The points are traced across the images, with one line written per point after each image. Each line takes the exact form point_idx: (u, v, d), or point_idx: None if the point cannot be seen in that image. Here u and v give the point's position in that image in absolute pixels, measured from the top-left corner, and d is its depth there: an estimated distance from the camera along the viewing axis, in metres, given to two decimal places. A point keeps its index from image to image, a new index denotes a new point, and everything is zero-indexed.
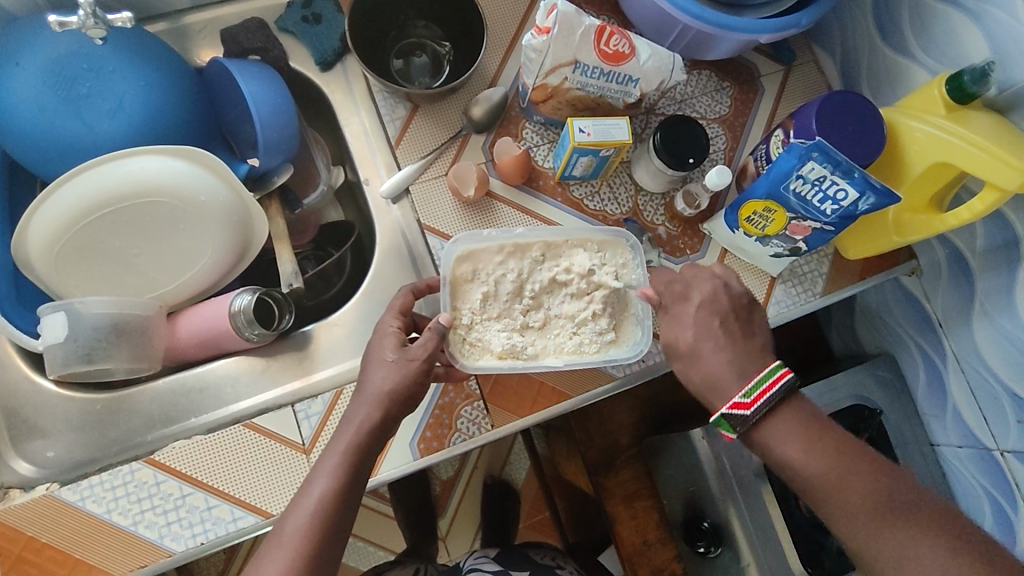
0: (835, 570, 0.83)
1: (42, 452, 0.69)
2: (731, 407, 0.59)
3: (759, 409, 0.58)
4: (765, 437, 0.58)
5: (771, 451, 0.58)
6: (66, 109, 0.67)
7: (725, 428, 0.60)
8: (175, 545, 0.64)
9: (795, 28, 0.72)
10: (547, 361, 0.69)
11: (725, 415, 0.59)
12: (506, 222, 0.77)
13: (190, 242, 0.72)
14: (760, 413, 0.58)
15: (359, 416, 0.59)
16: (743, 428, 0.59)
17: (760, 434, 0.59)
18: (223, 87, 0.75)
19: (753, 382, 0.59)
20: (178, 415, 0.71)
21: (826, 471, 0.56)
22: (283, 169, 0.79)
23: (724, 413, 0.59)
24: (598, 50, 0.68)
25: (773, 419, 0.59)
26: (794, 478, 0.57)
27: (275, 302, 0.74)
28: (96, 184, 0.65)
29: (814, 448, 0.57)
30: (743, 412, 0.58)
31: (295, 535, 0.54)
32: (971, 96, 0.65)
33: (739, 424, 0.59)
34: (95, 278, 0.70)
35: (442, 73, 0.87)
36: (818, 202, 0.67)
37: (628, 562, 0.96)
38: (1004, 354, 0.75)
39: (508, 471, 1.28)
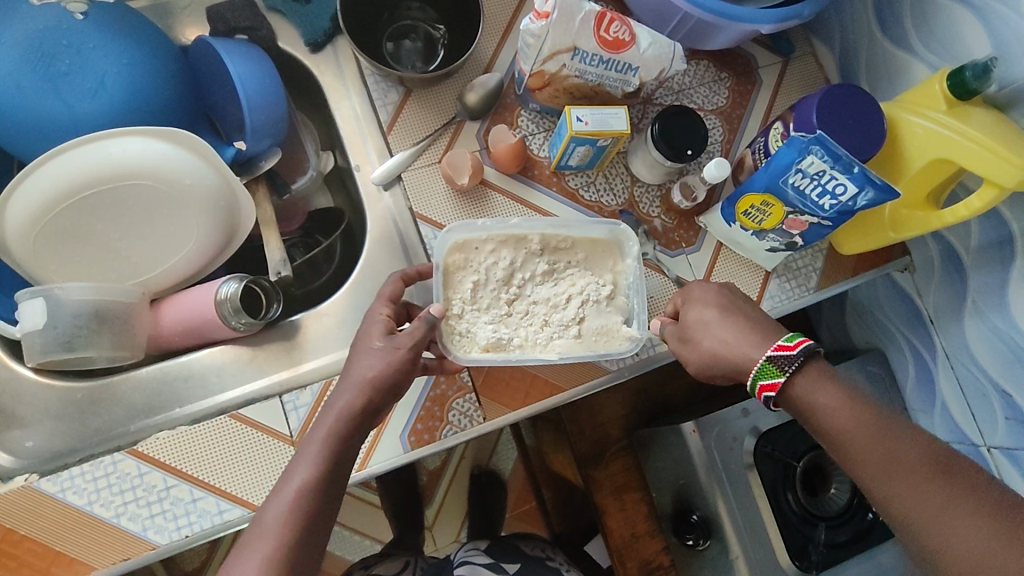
0: (823, 563, 0.84)
1: (20, 442, 0.67)
2: (775, 349, 0.57)
3: (805, 351, 0.56)
4: (804, 391, 0.56)
5: (809, 406, 0.56)
6: (44, 86, 0.64)
7: (769, 376, 0.57)
8: (159, 538, 0.63)
9: (796, 18, 0.71)
10: (541, 355, 0.66)
11: (771, 358, 0.57)
12: (501, 211, 0.75)
13: (176, 228, 0.70)
14: (809, 356, 0.56)
15: (341, 402, 0.57)
16: (790, 370, 0.56)
17: (800, 386, 0.56)
18: (209, 68, 0.72)
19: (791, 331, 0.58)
20: (161, 405, 0.69)
21: (863, 428, 0.53)
22: (271, 153, 0.76)
23: (770, 354, 0.57)
24: (598, 37, 0.67)
25: (814, 373, 0.56)
26: (830, 434, 0.55)
27: (263, 291, 0.73)
28: (77, 165, 0.63)
29: (854, 404, 0.54)
30: (789, 351, 0.56)
31: (274, 525, 0.52)
32: (972, 92, 0.64)
33: (785, 366, 0.56)
34: (74, 263, 0.68)
35: (434, 57, 0.84)
36: (816, 196, 0.66)
37: (617, 553, 0.96)
38: (994, 351, 0.75)
39: (495, 461, 1.27)
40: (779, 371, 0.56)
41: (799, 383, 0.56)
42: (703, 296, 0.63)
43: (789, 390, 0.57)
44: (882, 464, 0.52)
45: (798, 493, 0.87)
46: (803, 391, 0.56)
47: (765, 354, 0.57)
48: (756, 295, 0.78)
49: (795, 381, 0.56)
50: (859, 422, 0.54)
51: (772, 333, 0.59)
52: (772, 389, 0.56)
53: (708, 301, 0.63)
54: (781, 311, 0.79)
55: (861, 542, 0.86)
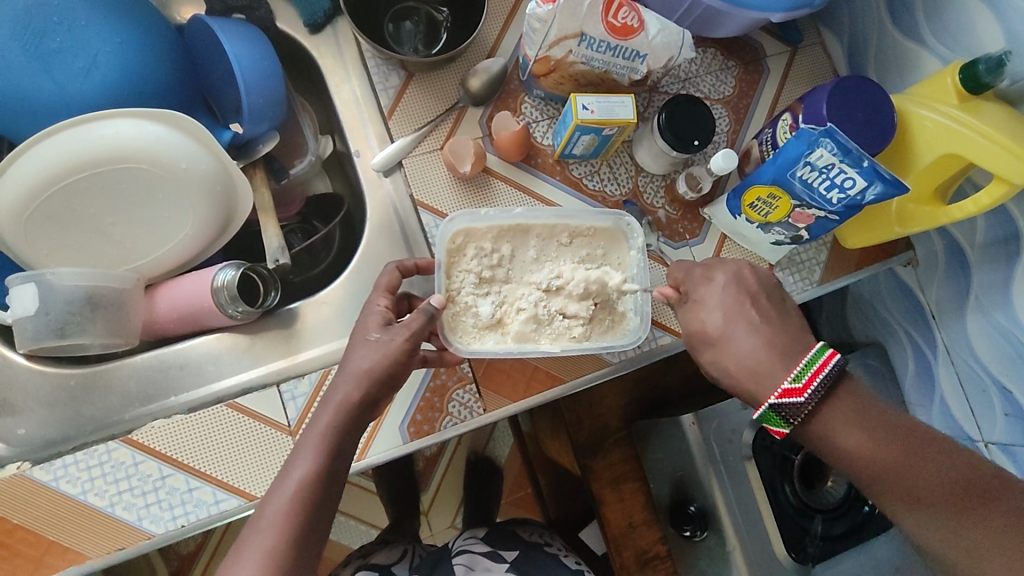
0: (818, 556, 0.85)
1: (12, 430, 0.66)
2: (781, 396, 0.55)
3: (815, 394, 0.54)
4: (823, 430, 0.55)
5: (825, 444, 0.55)
6: (35, 65, 0.62)
7: (774, 423, 0.56)
8: (153, 528, 0.62)
9: (807, 7, 0.69)
10: (542, 347, 0.66)
11: (775, 406, 0.55)
12: (504, 200, 0.74)
13: (169, 213, 0.68)
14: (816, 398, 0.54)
15: (339, 395, 0.56)
16: (799, 417, 0.55)
17: (816, 428, 0.55)
18: (205, 47, 0.70)
19: (804, 362, 0.55)
20: (157, 393, 0.68)
21: (891, 459, 0.52)
22: (269, 137, 0.74)
23: (774, 405, 0.55)
24: (606, 22, 0.65)
25: (834, 406, 0.55)
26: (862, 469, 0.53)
27: (259, 278, 0.71)
28: (68, 148, 0.61)
29: (879, 438, 0.53)
30: (795, 399, 0.54)
31: (273, 519, 0.51)
32: (984, 86, 0.63)
33: (792, 415, 0.55)
34: (65, 247, 0.66)
35: (437, 40, 0.82)
36: (824, 189, 0.65)
37: (614, 543, 0.95)
38: (996, 348, 0.75)
39: (491, 448, 1.27)
40: (783, 420, 0.55)
41: (820, 416, 0.55)
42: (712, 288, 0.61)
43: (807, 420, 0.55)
44: (907, 496, 0.51)
45: (795, 484, 0.87)
46: (820, 428, 0.55)
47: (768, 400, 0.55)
48: None
49: (821, 412, 0.55)
50: (885, 457, 0.52)
51: (778, 327, 0.58)
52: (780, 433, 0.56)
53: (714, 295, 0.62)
54: None
55: (858, 535, 0.86)
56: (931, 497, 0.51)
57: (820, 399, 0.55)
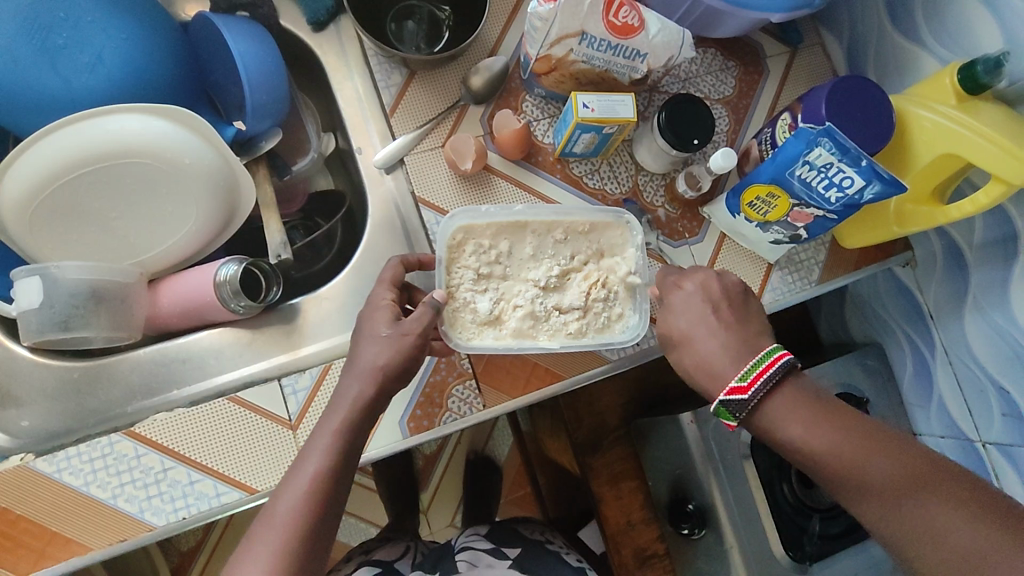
0: (815, 554, 0.85)
1: (16, 421, 0.66)
2: (727, 393, 0.56)
3: (759, 391, 0.55)
4: (771, 421, 0.55)
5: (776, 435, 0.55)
6: (42, 60, 0.62)
7: (726, 417, 0.58)
8: (155, 520, 0.63)
9: (807, 7, 0.70)
10: (542, 343, 0.66)
11: (724, 402, 0.57)
12: (504, 197, 0.75)
13: (173, 207, 0.68)
14: (760, 396, 0.55)
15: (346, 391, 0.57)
16: (743, 413, 0.56)
17: (763, 418, 0.56)
18: (209, 44, 0.71)
19: (751, 363, 0.56)
20: (159, 386, 0.69)
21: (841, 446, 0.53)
22: (272, 134, 0.75)
23: (723, 401, 0.56)
24: (606, 22, 0.65)
25: (774, 396, 0.56)
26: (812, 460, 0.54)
27: (263, 273, 0.72)
28: (73, 142, 0.62)
29: (825, 426, 0.54)
30: (742, 396, 0.56)
31: (286, 517, 0.52)
32: (982, 86, 0.64)
33: (738, 410, 0.56)
34: (70, 240, 0.67)
35: (439, 39, 0.83)
36: (822, 188, 0.65)
37: (612, 540, 0.97)
38: (994, 348, 0.75)
39: (491, 446, 1.28)
40: (732, 415, 0.57)
41: (762, 408, 0.56)
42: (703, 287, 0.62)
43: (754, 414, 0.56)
44: (866, 482, 0.52)
45: (793, 484, 0.87)
46: (766, 419, 0.56)
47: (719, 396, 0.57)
48: (757, 287, 0.78)
49: (759, 404, 0.56)
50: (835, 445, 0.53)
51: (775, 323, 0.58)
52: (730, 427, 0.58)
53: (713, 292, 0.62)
54: (783, 303, 0.79)
55: (857, 534, 0.87)
56: (888, 486, 0.51)
57: (764, 394, 0.55)
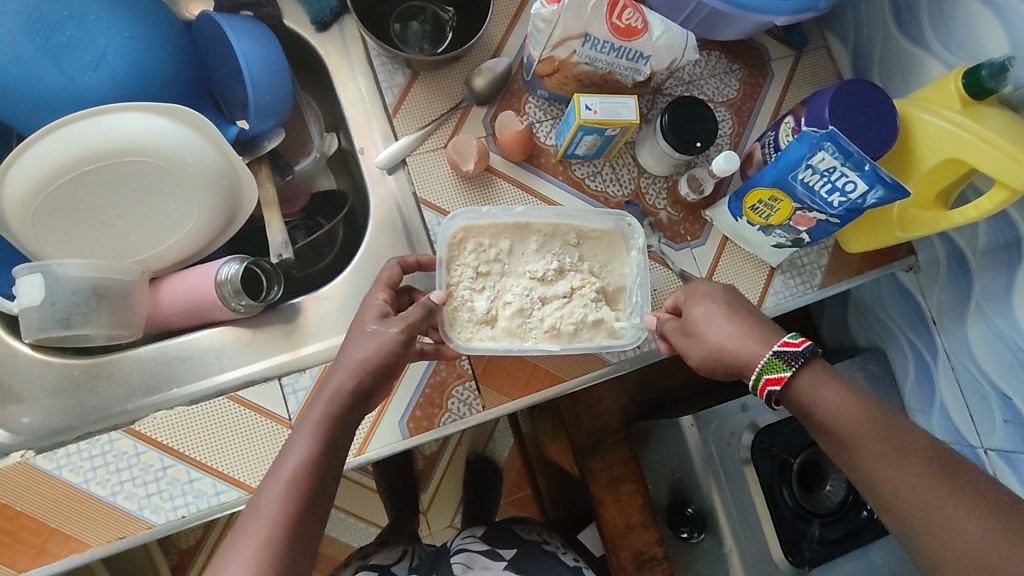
0: (815, 559, 0.85)
1: (16, 418, 0.66)
2: (781, 344, 0.55)
3: (810, 349, 0.55)
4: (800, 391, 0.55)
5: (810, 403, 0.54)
6: (44, 58, 0.63)
7: (774, 370, 0.55)
8: (154, 518, 0.63)
9: (812, 11, 0.70)
10: (542, 345, 0.66)
11: (777, 352, 0.55)
12: (506, 199, 0.74)
13: (174, 206, 0.69)
14: (814, 351, 0.55)
15: (333, 383, 0.57)
16: (796, 365, 0.54)
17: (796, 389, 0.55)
18: (213, 43, 0.71)
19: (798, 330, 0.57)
20: (159, 384, 0.69)
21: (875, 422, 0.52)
22: (274, 133, 0.75)
23: (776, 349, 0.55)
24: (610, 23, 0.65)
25: (814, 368, 0.55)
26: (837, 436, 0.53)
27: (263, 273, 0.72)
28: (75, 141, 0.62)
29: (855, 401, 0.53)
30: (795, 348, 0.55)
31: (271, 507, 0.51)
32: (987, 91, 0.63)
33: (790, 360, 0.54)
34: (72, 238, 0.67)
35: (442, 39, 0.83)
36: (825, 192, 0.65)
37: (610, 543, 0.96)
38: (996, 353, 0.75)
39: (491, 448, 1.27)
40: (784, 364, 0.54)
41: (801, 377, 0.55)
42: (706, 290, 0.63)
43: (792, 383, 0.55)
44: (890, 458, 0.50)
45: (793, 488, 0.87)
46: (804, 386, 0.55)
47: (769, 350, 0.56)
48: (759, 290, 0.78)
49: (799, 373, 0.55)
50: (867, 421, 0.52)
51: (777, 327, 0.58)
52: (777, 382, 0.54)
53: (713, 295, 0.62)
54: (785, 307, 0.79)
55: (858, 537, 0.87)
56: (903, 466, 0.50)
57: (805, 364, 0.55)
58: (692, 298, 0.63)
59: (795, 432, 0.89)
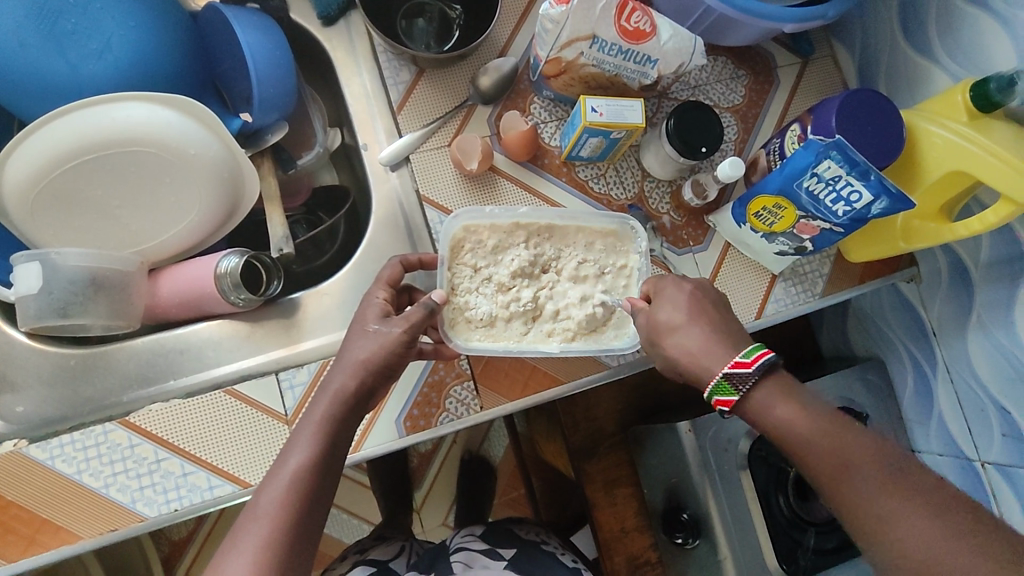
0: (810, 568, 0.85)
1: (10, 408, 0.66)
2: (733, 365, 0.55)
3: (761, 368, 0.54)
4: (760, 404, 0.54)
5: (764, 421, 0.54)
6: (48, 45, 0.62)
7: (723, 393, 0.55)
8: (147, 511, 0.62)
9: (820, 19, 0.69)
10: (541, 346, 0.66)
11: (726, 376, 0.55)
12: (509, 199, 0.74)
13: (175, 197, 0.68)
14: (767, 369, 0.54)
15: (335, 383, 0.56)
16: (744, 389, 0.54)
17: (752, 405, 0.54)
18: (218, 34, 0.71)
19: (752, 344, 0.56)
20: (156, 376, 0.68)
21: (830, 437, 0.51)
22: (277, 127, 0.75)
23: (725, 374, 0.55)
24: (618, 26, 0.65)
25: (773, 383, 0.54)
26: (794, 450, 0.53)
27: (263, 267, 0.72)
28: (77, 129, 0.62)
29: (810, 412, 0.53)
30: (745, 371, 0.54)
31: (269, 508, 0.51)
32: (995, 105, 0.63)
33: (739, 385, 0.54)
34: (71, 227, 0.66)
35: (449, 37, 0.82)
36: (830, 202, 0.65)
37: (604, 547, 0.97)
38: (997, 367, 0.75)
39: (486, 447, 1.27)
40: (733, 389, 0.54)
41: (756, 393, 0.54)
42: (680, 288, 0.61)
43: (746, 401, 0.55)
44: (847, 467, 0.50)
45: (790, 495, 0.87)
46: (759, 404, 0.54)
47: (722, 369, 0.55)
48: (760, 297, 0.78)
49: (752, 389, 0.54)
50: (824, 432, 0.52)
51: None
52: (727, 405, 0.55)
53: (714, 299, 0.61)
54: (786, 315, 0.79)
55: (845, 551, 0.87)
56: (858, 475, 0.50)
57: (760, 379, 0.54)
58: (690, 287, 0.61)
59: None
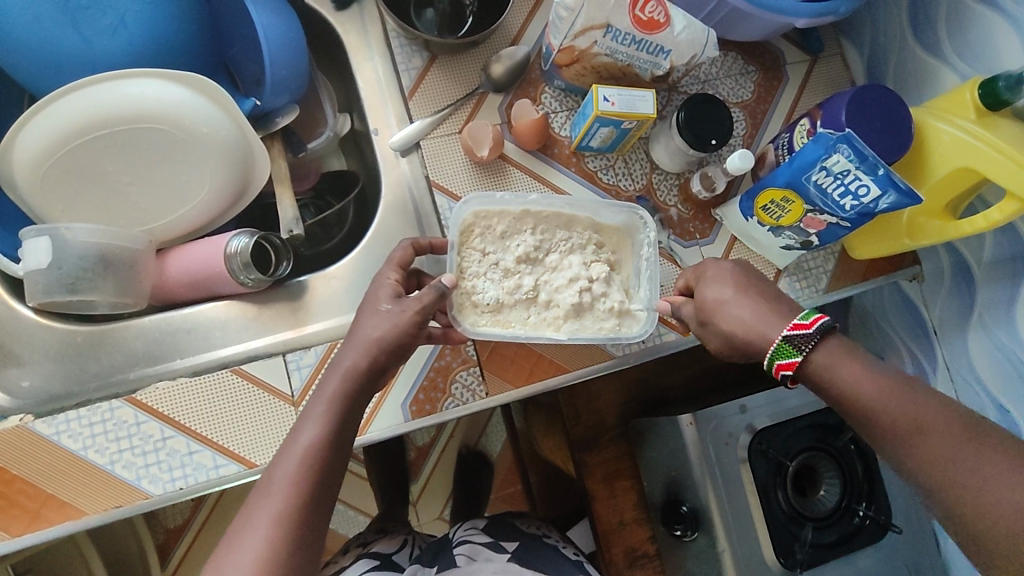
0: (806, 561, 0.85)
1: (16, 382, 0.66)
2: (792, 327, 0.54)
3: (821, 328, 0.54)
4: (823, 363, 0.53)
5: (825, 379, 0.53)
6: (62, 18, 0.62)
7: (785, 356, 0.54)
8: (152, 488, 0.62)
9: (832, 14, 0.70)
10: (548, 334, 0.66)
11: (787, 338, 0.54)
12: (519, 187, 0.75)
13: (187, 175, 0.68)
14: (827, 328, 0.53)
15: (346, 361, 0.57)
16: (807, 349, 0.53)
17: (814, 365, 0.53)
18: (233, 14, 0.71)
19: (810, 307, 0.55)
20: (162, 355, 0.68)
21: (890, 397, 0.51)
22: (288, 110, 0.75)
23: (787, 335, 0.54)
24: (633, 16, 0.65)
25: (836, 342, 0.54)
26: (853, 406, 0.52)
27: (273, 248, 0.71)
28: (90, 104, 0.62)
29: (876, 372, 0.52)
30: (806, 331, 0.53)
31: (284, 483, 0.51)
32: (1003, 102, 0.64)
33: (802, 346, 0.53)
34: (80, 201, 0.66)
35: (462, 23, 0.82)
36: (838, 195, 0.66)
37: (602, 539, 0.98)
38: (996, 365, 0.76)
39: (484, 441, 1.27)
40: (795, 350, 0.53)
41: (820, 352, 0.53)
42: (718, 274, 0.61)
43: (809, 361, 0.54)
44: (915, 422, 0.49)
45: (788, 491, 0.88)
46: (819, 366, 0.53)
47: (780, 335, 0.55)
48: None
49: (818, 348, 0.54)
50: (884, 390, 0.51)
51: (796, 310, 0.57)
52: (789, 368, 0.54)
53: (727, 276, 0.60)
54: None
55: (846, 545, 0.87)
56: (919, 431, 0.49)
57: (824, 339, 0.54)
58: (701, 282, 0.62)
59: (793, 435, 0.89)
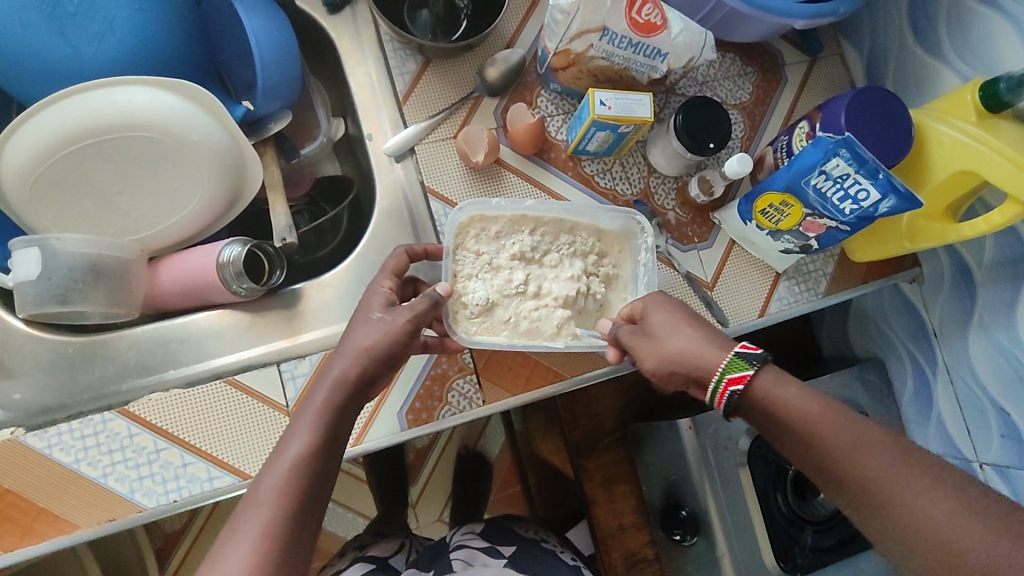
0: (807, 565, 0.85)
1: (8, 395, 0.65)
2: (742, 345, 0.54)
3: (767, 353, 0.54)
4: (767, 390, 0.52)
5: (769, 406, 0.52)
6: (50, 26, 0.61)
7: (737, 369, 0.53)
8: (146, 501, 0.61)
9: (831, 16, 0.69)
10: (546, 342, 0.65)
11: (739, 354, 0.53)
12: (515, 192, 0.74)
13: (179, 184, 0.67)
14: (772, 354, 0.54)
15: (336, 370, 0.56)
16: (757, 365, 0.53)
17: (759, 392, 0.53)
18: (223, 19, 0.70)
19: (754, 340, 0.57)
20: (155, 365, 0.67)
21: (833, 427, 0.50)
22: (281, 115, 0.74)
23: (738, 350, 0.53)
24: (629, 19, 0.65)
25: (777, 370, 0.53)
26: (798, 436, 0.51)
27: (265, 257, 0.70)
28: (79, 112, 0.61)
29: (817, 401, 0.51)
30: (755, 351, 0.54)
31: (271, 494, 0.50)
32: (1004, 104, 0.63)
33: (753, 360, 0.53)
34: (69, 211, 0.65)
35: (457, 26, 0.80)
36: (837, 200, 0.65)
37: (602, 543, 0.97)
38: (996, 368, 0.75)
39: (482, 443, 1.26)
40: (745, 364, 0.53)
41: (762, 380, 0.53)
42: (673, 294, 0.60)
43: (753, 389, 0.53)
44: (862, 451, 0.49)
45: (787, 494, 0.87)
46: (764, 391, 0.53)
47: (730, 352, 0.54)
48: (761, 299, 0.77)
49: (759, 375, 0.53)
50: (827, 419, 0.51)
51: None
52: (740, 381, 0.52)
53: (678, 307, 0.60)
54: (788, 313, 0.78)
55: (845, 547, 0.87)
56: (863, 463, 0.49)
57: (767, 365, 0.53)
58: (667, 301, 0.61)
59: None
